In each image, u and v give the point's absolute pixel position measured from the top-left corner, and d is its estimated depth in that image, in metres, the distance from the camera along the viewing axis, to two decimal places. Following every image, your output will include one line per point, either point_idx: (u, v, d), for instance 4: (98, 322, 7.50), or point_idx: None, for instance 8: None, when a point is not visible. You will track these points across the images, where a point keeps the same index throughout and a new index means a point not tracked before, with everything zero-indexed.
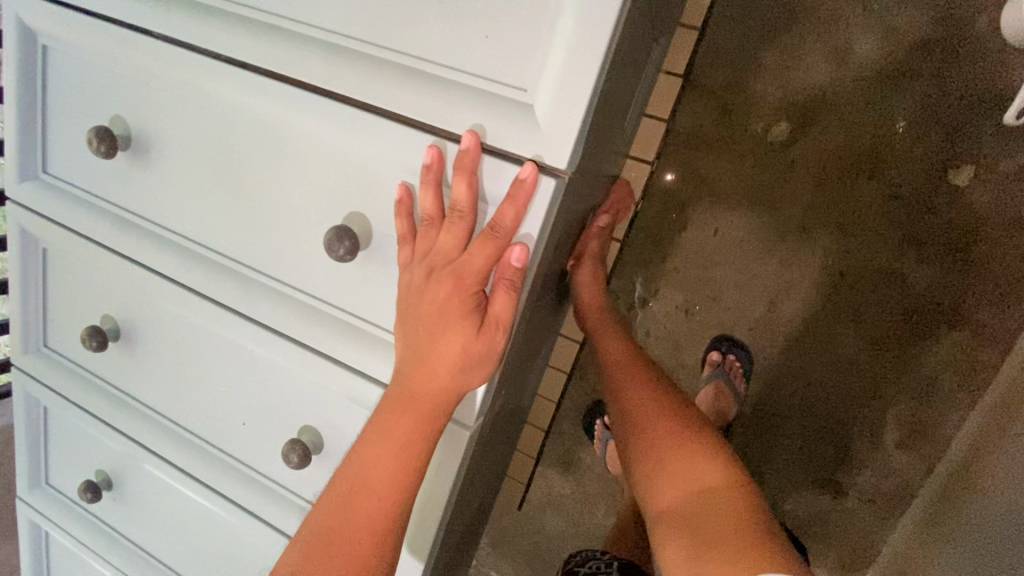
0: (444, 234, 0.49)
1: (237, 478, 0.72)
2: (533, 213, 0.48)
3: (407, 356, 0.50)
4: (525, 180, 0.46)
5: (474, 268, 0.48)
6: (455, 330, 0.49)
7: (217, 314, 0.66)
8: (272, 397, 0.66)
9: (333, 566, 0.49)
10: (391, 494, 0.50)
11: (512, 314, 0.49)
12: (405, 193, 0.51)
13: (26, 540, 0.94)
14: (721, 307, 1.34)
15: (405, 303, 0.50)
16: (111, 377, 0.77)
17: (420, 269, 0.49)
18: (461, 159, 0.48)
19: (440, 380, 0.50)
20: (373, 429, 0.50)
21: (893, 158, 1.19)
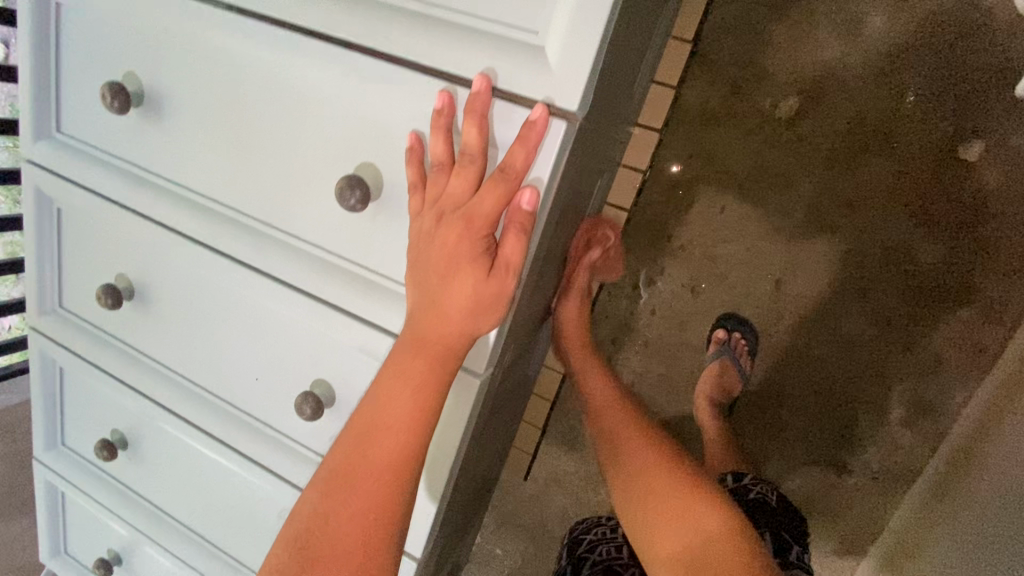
0: (454, 178, 0.49)
1: (250, 434, 0.74)
2: (544, 156, 0.48)
3: (420, 301, 0.52)
4: (537, 121, 0.47)
5: (484, 211, 0.48)
6: (466, 273, 0.50)
7: (229, 270, 0.67)
8: (286, 354, 0.68)
9: (355, 501, 0.51)
10: (405, 434, 0.51)
11: (523, 258, 0.50)
12: (416, 141, 0.52)
13: (43, 501, 0.96)
14: (726, 284, 1.34)
15: (417, 249, 0.51)
16: (125, 337, 0.78)
17: (431, 215, 0.50)
18: (473, 102, 0.48)
19: (453, 323, 0.51)
20: (389, 370, 0.52)
21: (903, 133, 1.18)
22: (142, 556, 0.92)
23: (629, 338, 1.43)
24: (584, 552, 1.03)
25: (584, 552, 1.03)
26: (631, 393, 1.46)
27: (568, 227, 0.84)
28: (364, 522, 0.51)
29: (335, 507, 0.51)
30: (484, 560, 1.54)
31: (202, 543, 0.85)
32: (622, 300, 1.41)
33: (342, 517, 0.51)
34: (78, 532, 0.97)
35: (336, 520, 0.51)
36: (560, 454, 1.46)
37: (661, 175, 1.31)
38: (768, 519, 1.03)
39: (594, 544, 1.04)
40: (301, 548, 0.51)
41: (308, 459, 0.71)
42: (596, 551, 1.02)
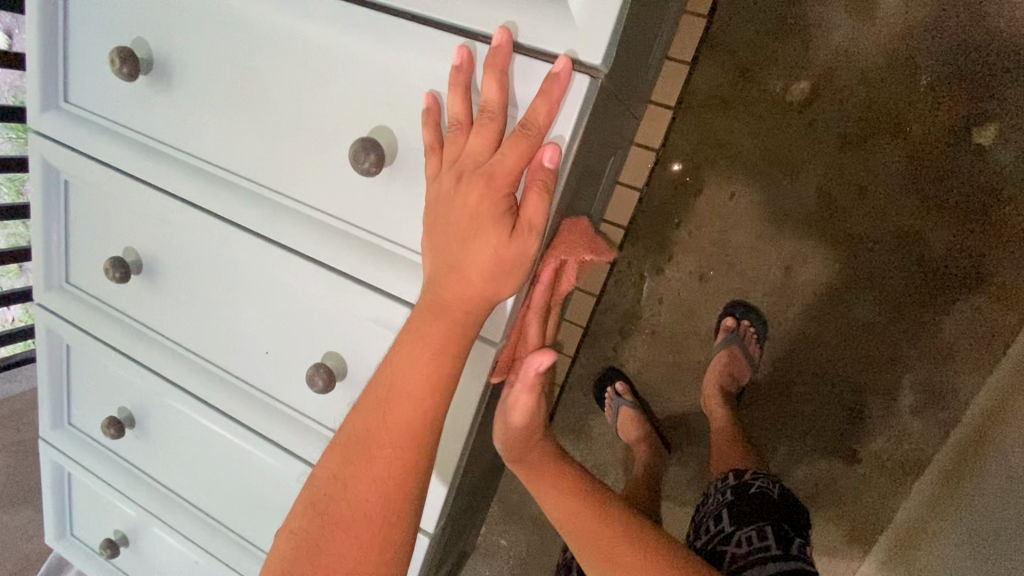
0: (474, 136, 0.48)
1: (258, 410, 0.72)
2: (566, 113, 0.48)
3: (439, 264, 0.50)
4: (559, 75, 0.46)
5: (506, 169, 0.47)
6: (488, 234, 0.49)
7: (241, 240, 0.66)
8: (297, 328, 0.67)
9: (374, 466, 0.50)
10: (425, 401, 0.51)
11: (545, 217, 0.49)
12: (433, 101, 0.51)
13: (48, 482, 0.96)
14: (735, 271, 1.33)
15: (434, 211, 0.50)
16: (133, 311, 0.77)
17: (450, 175, 0.49)
18: (493, 58, 0.47)
19: (474, 285, 0.50)
20: (408, 336, 0.51)
21: (915, 117, 1.17)
22: (149, 537, 0.91)
23: (636, 327, 1.42)
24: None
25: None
26: (638, 382, 1.45)
27: (579, 203, 0.83)
28: (383, 487, 0.50)
29: (354, 472, 0.50)
30: (489, 550, 1.54)
31: (210, 524, 0.84)
32: (629, 288, 1.40)
33: (360, 482, 0.50)
34: (84, 514, 0.96)
35: (355, 485, 0.50)
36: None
37: (669, 161, 1.30)
38: (768, 511, 0.99)
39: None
40: (319, 513, 0.51)
41: (318, 436, 0.70)
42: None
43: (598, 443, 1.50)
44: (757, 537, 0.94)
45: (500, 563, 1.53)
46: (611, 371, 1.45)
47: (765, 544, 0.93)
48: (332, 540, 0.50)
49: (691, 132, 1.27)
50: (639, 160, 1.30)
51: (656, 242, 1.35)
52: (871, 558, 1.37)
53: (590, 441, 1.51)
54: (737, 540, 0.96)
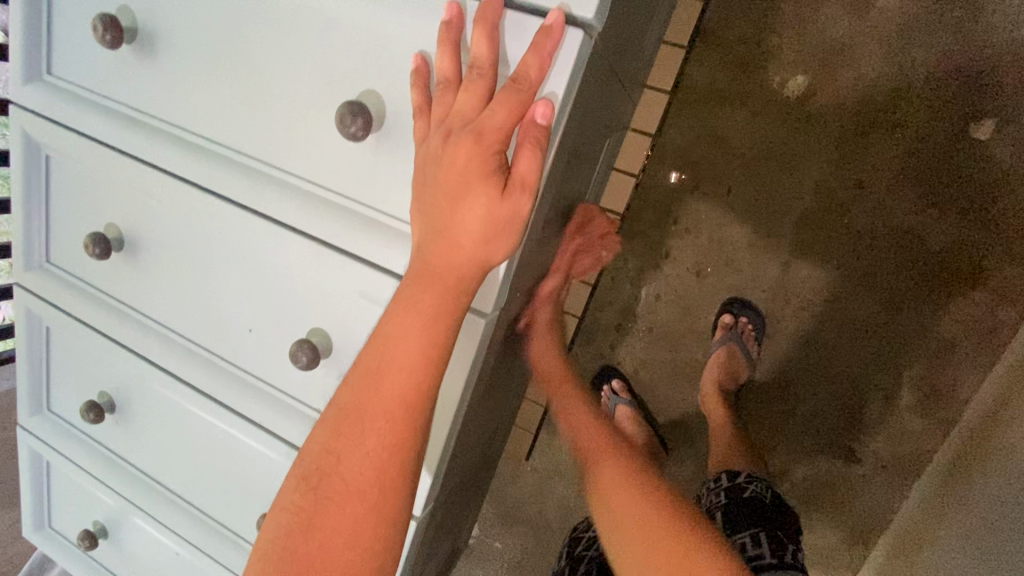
0: (462, 93, 0.46)
1: (241, 389, 0.70)
2: (557, 67, 0.47)
3: (428, 226, 0.49)
4: (552, 27, 0.45)
5: (495, 123, 0.45)
6: (477, 194, 0.47)
7: (225, 211, 0.63)
8: (283, 305, 0.64)
9: (366, 439, 0.48)
10: (416, 371, 0.48)
11: (539, 175, 0.47)
12: (422, 61, 0.49)
13: (27, 472, 0.93)
14: (733, 268, 1.31)
15: (422, 171, 0.48)
16: (114, 289, 0.75)
17: (437, 135, 0.47)
18: (484, 14, 0.47)
19: (466, 251, 0.48)
20: (399, 304, 0.49)
21: (912, 111, 1.16)
22: (129, 530, 0.88)
23: (633, 323, 1.40)
24: (582, 550, 1.02)
25: (583, 550, 1.02)
26: (634, 379, 1.43)
27: (571, 186, 0.82)
28: (375, 461, 0.48)
29: (344, 444, 0.49)
30: (482, 556, 1.51)
31: (191, 515, 0.81)
32: (625, 284, 1.38)
33: (354, 455, 0.48)
34: (63, 504, 0.93)
35: (348, 458, 0.48)
36: (561, 443, 1.43)
37: (665, 154, 1.29)
38: (763, 519, 0.96)
39: (593, 541, 1.02)
40: (312, 487, 0.49)
41: (303, 421, 0.67)
42: (595, 547, 1.00)
43: None
44: (751, 544, 0.89)
45: (494, 566, 1.50)
46: (607, 368, 1.43)
47: (760, 552, 0.88)
48: (328, 513, 0.48)
49: (688, 125, 1.27)
50: (636, 145, 1.25)
51: (653, 237, 1.34)
52: (871, 560, 1.35)
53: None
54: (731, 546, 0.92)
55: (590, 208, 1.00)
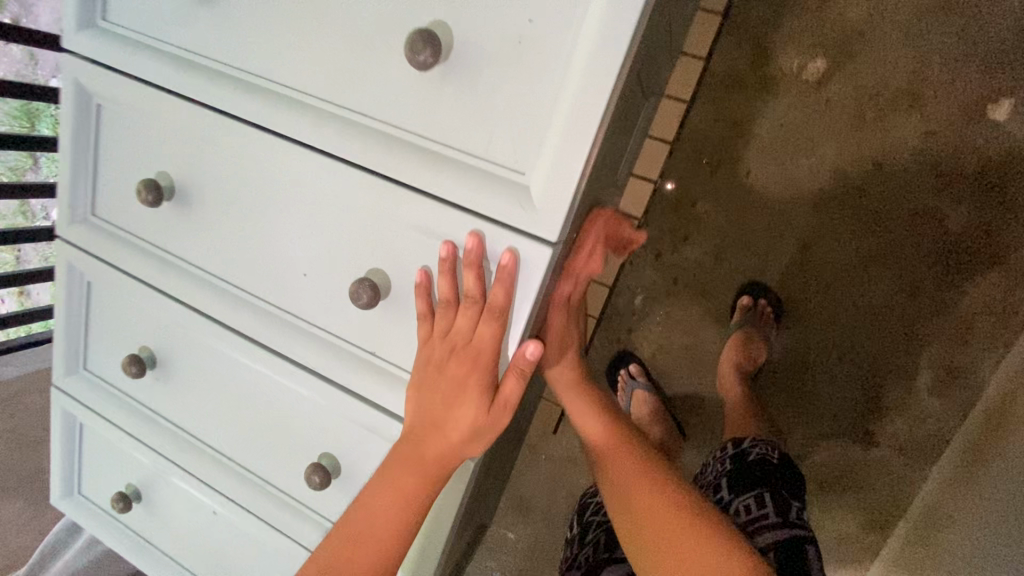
0: (460, 318, 0.56)
1: (293, 334, 0.70)
2: (522, 299, 0.56)
3: (421, 421, 0.58)
4: (506, 269, 0.54)
5: (485, 346, 0.56)
6: (471, 401, 0.57)
7: (285, 152, 0.64)
8: (341, 247, 0.64)
9: (388, 510, 0.57)
10: (432, 470, 0.57)
11: (514, 391, 0.58)
12: (424, 278, 0.58)
13: (58, 435, 0.92)
14: (752, 249, 1.32)
15: (423, 375, 0.58)
16: (161, 240, 0.75)
17: (441, 347, 0.57)
18: (468, 257, 0.56)
19: (464, 423, 0.57)
20: (417, 407, 0.58)
21: (930, 93, 1.17)
22: (164, 492, 0.88)
23: (654, 305, 1.40)
24: (590, 515, 1.04)
25: (590, 515, 1.04)
26: (652, 364, 1.44)
27: (614, 150, 0.82)
28: (393, 523, 0.57)
29: (371, 507, 0.57)
30: (497, 543, 1.49)
31: (232, 472, 0.81)
32: (646, 267, 1.39)
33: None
34: (95, 467, 0.93)
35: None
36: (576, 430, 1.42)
37: (688, 137, 1.30)
38: (769, 478, 0.96)
39: (600, 506, 1.03)
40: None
41: (357, 365, 0.67)
42: (600, 513, 1.02)
43: None
44: (756, 505, 0.90)
45: (509, 551, 1.49)
46: (624, 353, 1.43)
47: (764, 512, 0.89)
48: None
49: (709, 107, 1.27)
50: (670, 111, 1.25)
51: (672, 220, 1.35)
52: (890, 544, 1.34)
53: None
54: (735, 509, 0.92)
55: (624, 177, 1.00)
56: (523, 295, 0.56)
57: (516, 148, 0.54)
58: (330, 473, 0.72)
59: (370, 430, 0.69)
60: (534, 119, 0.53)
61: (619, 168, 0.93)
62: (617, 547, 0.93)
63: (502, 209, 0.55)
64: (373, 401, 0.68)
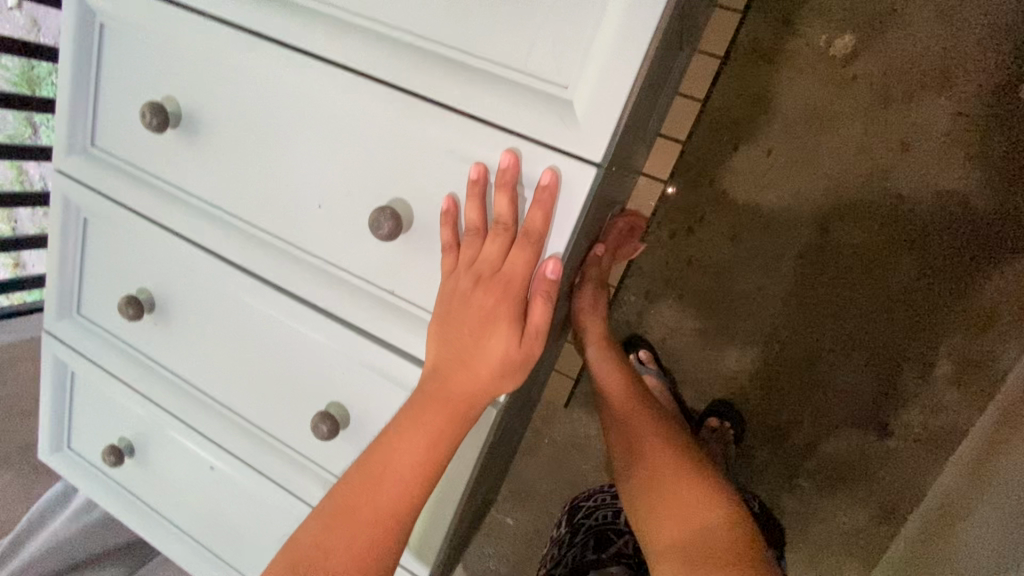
0: (489, 244, 0.52)
1: (305, 271, 0.65)
2: (561, 221, 0.52)
3: (448, 355, 0.54)
4: (546, 188, 0.50)
5: (517, 274, 0.52)
6: (501, 331, 0.52)
7: (305, 71, 0.59)
8: (360, 173, 0.60)
9: (408, 451, 0.54)
10: (457, 410, 0.54)
11: (548, 323, 0.53)
12: (451, 205, 0.54)
13: (49, 384, 0.87)
14: (770, 232, 1.25)
15: (448, 309, 0.54)
16: (164, 171, 0.70)
17: (467, 277, 0.53)
18: (502, 177, 0.51)
19: (491, 361, 0.53)
20: (441, 345, 0.54)
21: (963, 72, 1.12)
22: (158, 445, 0.84)
23: (665, 289, 1.34)
24: (581, 518, 1.04)
25: (581, 518, 1.04)
26: (662, 348, 1.37)
27: (649, 101, 0.77)
28: (415, 464, 0.54)
29: (393, 447, 0.54)
30: (495, 526, 1.45)
31: (233, 423, 0.77)
32: (659, 249, 1.32)
33: (343, 551, 0.53)
34: (86, 420, 0.88)
35: (336, 554, 0.53)
36: (582, 415, 1.36)
37: (708, 114, 1.23)
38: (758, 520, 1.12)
39: (592, 510, 1.04)
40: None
41: (373, 306, 0.63)
42: (593, 517, 1.04)
43: None
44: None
45: (508, 535, 1.44)
46: (634, 336, 1.37)
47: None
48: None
49: (732, 82, 1.21)
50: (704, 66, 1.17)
51: (688, 199, 1.28)
52: (902, 536, 1.28)
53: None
54: None
55: (651, 136, 0.94)
56: (562, 217, 0.51)
57: (556, 55, 0.48)
58: (339, 422, 0.67)
59: (384, 375, 0.65)
60: (580, 25, 0.47)
61: (649, 126, 0.89)
62: (607, 548, 1.00)
63: (541, 124, 0.51)
64: (390, 344, 0.63)
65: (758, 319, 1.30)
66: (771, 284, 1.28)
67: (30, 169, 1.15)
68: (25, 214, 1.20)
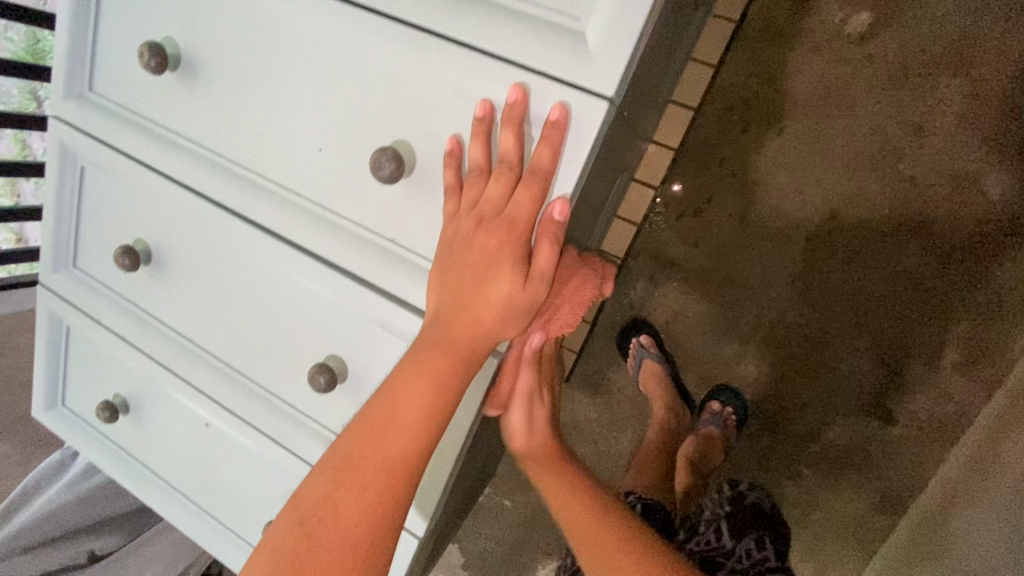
0: (493, 183, 0.50)
1: (303, 219, 0.63)
2: (569, 160, 0.50)
3: (449, 300, 0.52)
4: (556, 123, 0.48)
5: (522, 214, 0.50)
6: (504, 276, 0.50)
7: (307, 7, 0.57)
8: (362, 115, 0.57)
9: (410, 403, 0.51)
10: (462, 358, 0.52)
11: (554, 267, 0.51)
12: (455, 146, 0.52)
13: (44, 340, 0.86)
14: (779, 214, 1.22)
15: (449, 254, 0.52)
16: (163, 117, 0.68)
17: (469, 219, 0.51)
18: (509, 113, 0.49)
19: (493, 306, 0.51)
20: (442, 290, 0.52)
21: (981, 52, 1.09)
22: (154, 401, 0.82)
23: (668, 272, 1.31)
24: None
25: None
26: (665, 332, 1.34)
27: (660, 59, 0.75)
28: (422, 417, 0.51)
29: (397, 398, 0.51)
30: (491, 507, 1.43)
31: (229, 377, 0.75)
32: (664, 229, 1.29)
33: (353, 506, 0.49)
34: (82, 376, 0.87)
35: (345, 509, 0.49)
36: None
37: (719, 92, 1.20)
38: (766, 525, 0.93)
39: None
40: (305, 535, 0.49)
41: (372, 255, 0.61)
42: None
43: (618, 395, 1.39)
44: (757, 548, 0.87)
45: (504, 516, 1.43)
46: (636, 320, 1.34)
47: (765, 555, 0.86)
48: (318, 561, 0.48)
49: (744, 58, 1.18)
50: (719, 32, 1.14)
51: (695, 178, 1.25)
52: (901, 526, 1.24)
53: (610, 394, 1.40)
54: (736, 554, 0.87)
55: (660, 103, 0.92)
56: (571, 156, 0.50)
57: None
58: (337, 376, 0.66)
59: (383, 327, 0.63)
60: None
61: (659, 89, 0.87)
62: None
63: (552, 57, 0.49)
64: (390, 294, 0.62)
65: (764, 302, 1.27)
66: (777, 267, 1.25)
67: (33, 142, 1.13)
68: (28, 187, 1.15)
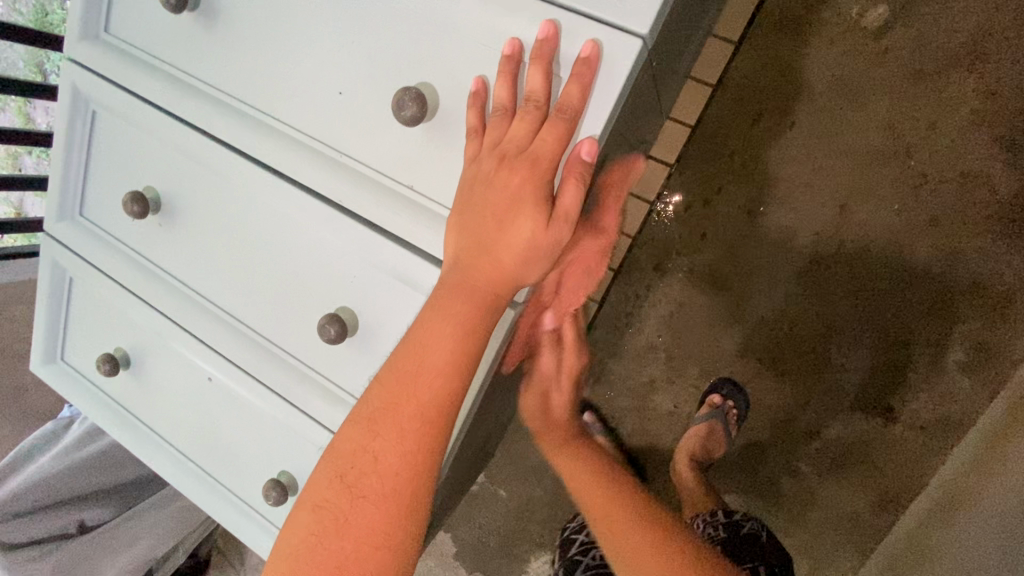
0: (518, 122, 0.49)
1: (319, 165, 0.62)
2: (598, 100, 0.49)
3: (468, 242, 0.51)
4: (586, 61, 0.48)
5: (547, 152, 0.49)
6: (526, 216, 0.50)
7: None
8: (384, 58, 0.56)
9: (435, 350, 0.50)
10: (485, 302, 0.51)
11: (579, 208, 0.50)
12: (480, 86, 0.51)
13: (44, 290, 0.85)
14: (788, 207, 1.21)
15: (470, 195, 0.51)
16: (181, 60, 0.67)
17: (491, 159, 0.50)
18: (538, 50, 0.49)
19: (516, 248, 0.50)
20: (462, 233, 0.51)
21: (1000, 48, 1.06)
22: (155, 355, 0.81)
23: (674, 261, 1.30)
24: (577, 554, 1.02)
25: (577, 554, 1.02)
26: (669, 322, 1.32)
27: (683, 27, 0.74)
28: (449, 364, 0.50)
29: (422, 346, 0.50)
30: (484, 496, 1.41)
31: (234, 330, 0.74)
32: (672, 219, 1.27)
33: (391, 454, 0.50)
34: (82, 329, 0.86)
35: (384, 458, 0.50)
36: None
37: (732, 81, 1.19)
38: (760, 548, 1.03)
39: (588, 544, 1.03)
40: (347, 486, 0.50)
41: (387, 204, 0.60)
42: (589, 554, 1.01)
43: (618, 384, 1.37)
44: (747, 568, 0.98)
45: (496, 506, 1.41)
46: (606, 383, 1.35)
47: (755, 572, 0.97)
48: (362, 508, 0.49)
49: (759, 47, 1.17)
50: None
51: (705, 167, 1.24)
52: (901, 524, 1.22)
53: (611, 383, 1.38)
54: None
55: (677, 78, 0.91)
56: (601, 94, 0.49)
57: None
58: (346, 326, 0.65)
59: (396, 277, 0.62)
60: None
61: (680, 63, 0.86)
62: None
63: None
64: (406, 243, 0.61)
65: (769, 293, 1.25)
66: (785, 260, 1.23)
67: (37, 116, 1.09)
68: (30, 160, 1.12)
